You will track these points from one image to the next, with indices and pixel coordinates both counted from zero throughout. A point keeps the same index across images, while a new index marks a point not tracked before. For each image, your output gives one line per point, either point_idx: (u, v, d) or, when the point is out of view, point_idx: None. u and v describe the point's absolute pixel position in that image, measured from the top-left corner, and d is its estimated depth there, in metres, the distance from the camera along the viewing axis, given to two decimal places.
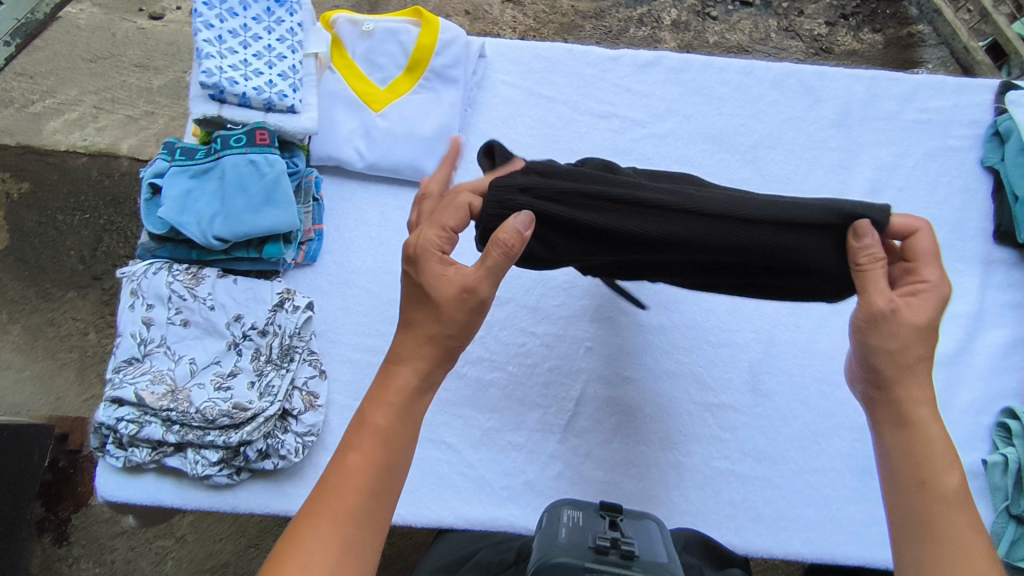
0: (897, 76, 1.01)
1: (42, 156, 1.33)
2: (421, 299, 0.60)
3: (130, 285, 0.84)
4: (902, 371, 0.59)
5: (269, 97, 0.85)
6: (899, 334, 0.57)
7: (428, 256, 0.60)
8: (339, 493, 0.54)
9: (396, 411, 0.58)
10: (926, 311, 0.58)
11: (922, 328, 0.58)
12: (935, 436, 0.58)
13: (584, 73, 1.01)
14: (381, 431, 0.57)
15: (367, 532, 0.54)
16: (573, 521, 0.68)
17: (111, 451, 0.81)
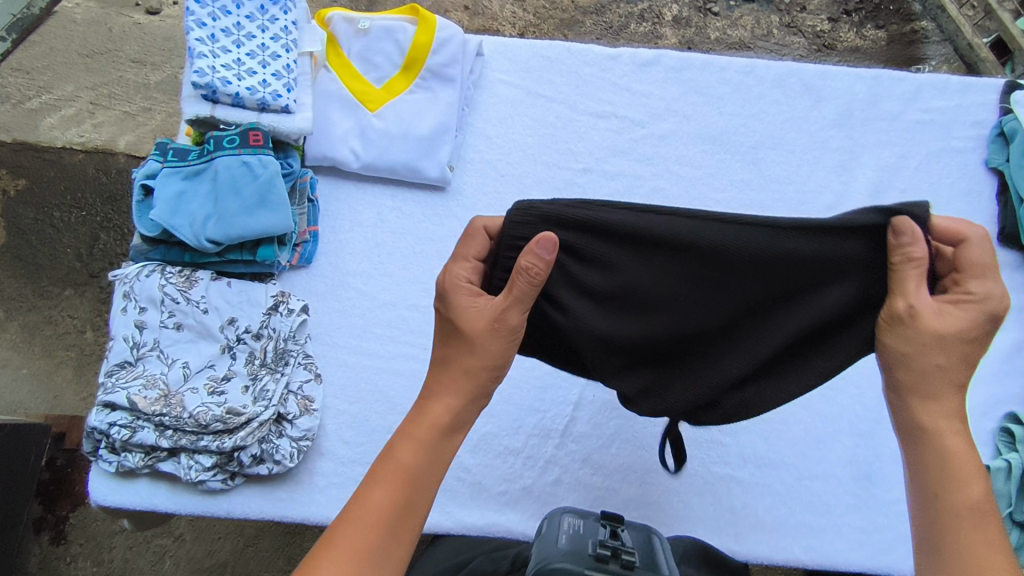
0: (901, 75, 0.99)
1: (39, 153, 1.32)
2: (451, 335, 0.60)
3: (122, 288, 0.82)
4: (935, 381, 0.56)
5: (263, 97, 0.84)
6: (916, 339, 0.55)
7: (456, 290, 0.59)
8: (360, 523, 0.53)
9: (424, 448, 0.57)
10: (969, 321, 0.55)
11: (963, 335, 0.55)
12: (963, 450, 0.55)
13: (583, 71, 0.99)
14: (408, 465, 0.56)
15: (382, 568, 0.53)
16: (572, 529, 0.69)
17: (104, 455, 0.80)
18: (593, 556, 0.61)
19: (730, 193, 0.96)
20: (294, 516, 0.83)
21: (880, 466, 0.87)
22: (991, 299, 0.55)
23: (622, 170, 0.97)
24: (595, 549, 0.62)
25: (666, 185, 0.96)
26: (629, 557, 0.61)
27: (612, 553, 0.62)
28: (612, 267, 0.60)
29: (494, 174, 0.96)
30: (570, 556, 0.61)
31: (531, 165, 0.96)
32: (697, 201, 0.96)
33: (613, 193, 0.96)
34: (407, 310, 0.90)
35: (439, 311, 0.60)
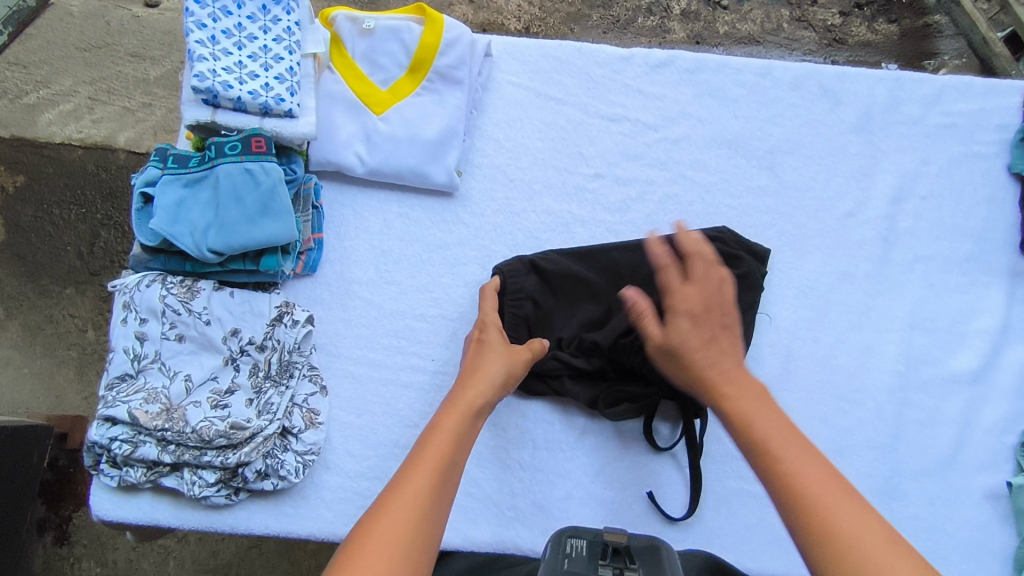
0: (922, 77, 0.97)
1: (38, 149, 1.29)
2: (484, 356, 0.75)
3: (122, 298, 0.80)
4: (712, 357, 0.65)
5: (266, 102, 0.81)
6: (682, 344, 0.66)
7: (491, 329, 0.79)
8: (422, 469, 0.58)
9: (465, 422, 0.65)
10: (691, 318, 0.67)
11: (694, 332, 0.66)
12: (759, 396, 0.62)
13: (594, 73, 0.97)
14: (454, 433, 0.63)
15: (441, 514, 0.57)
16: (574, 552, 0.65)
17: (105, 470, 0.78)
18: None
19: (746, 199, 0.94)
20: (300, 531, 0.81)
21: (899, 482, 0.85)
22: (688, 290, 0.68)
23: (635, 175, 0.94)
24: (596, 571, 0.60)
25: (679, 191, 0.94)
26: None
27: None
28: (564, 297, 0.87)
29: (503, 180, 0.93)
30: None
31: (541, 169, 0.94)
32: (712, 207, 0.93)
33: (625, 198, 0.93)
34: (414, 319, 0.88)
35: (474, 341, 0.78)
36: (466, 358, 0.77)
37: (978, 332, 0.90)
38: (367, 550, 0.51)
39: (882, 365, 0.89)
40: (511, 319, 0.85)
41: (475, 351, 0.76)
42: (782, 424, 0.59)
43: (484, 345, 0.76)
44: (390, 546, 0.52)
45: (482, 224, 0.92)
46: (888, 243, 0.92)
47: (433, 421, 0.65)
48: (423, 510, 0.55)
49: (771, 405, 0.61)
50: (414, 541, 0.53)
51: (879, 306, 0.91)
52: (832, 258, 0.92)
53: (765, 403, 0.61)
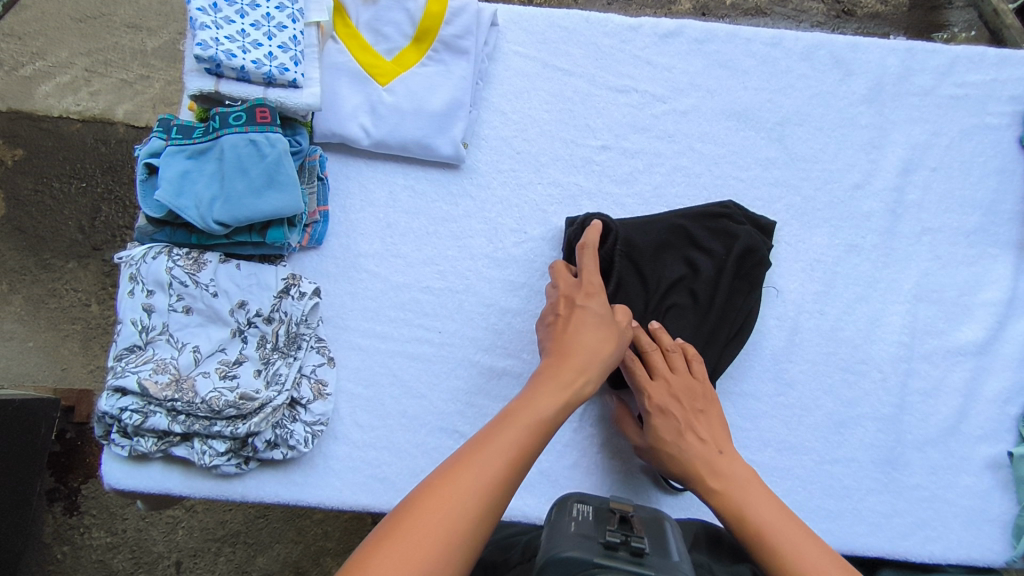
0: (934, 47, 0.95)
1: (36, 122, 1.28)
2: (591, 329, 0.75)
3: (128, 270, 0.80)
4: (709, 462, 0.75)
5: (270, 71, 0.80)
6: (664, 437, 0.77)
7: (596, 298, 0.78)
8: (501, 450, 0.59)
9: (557, 401, 0.66)
10: (662, 412, 0.77)
11: (670, 425, 0.77)
12: (760, 494, 0.71)
13: (602, 43, 0.95)
14: (542, 414, 0.64)
15: (511, 493, 0.58)
16: (581, 516, 0.65)
17: (115, 440, 0.79)
18: (603, 542, 0.61)
19: (754, 171, 0.93)
20: (309, 499, 0.82)
21: (901, 451, 0.86)
22: (658, 382, 0.79)
23: (643, 147, 0.93)
24: (605, 536, 0.61)
25: (687, 163, 0.93)
26: (638, 543, 0.60)
27: (622, 539, 0.61)
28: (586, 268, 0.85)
29: (510, 152, 0.93)
30: (577, 542, 0.60)
31: (547, 141, 0.93)
32: (719, 179, 0.93)
33: (633, 170, 0.93)
34: (420, 292, 0.88)
35: (578, 305, 0.77)
36: (567, 322, 0.76)
37: (984, 305, 0.90)
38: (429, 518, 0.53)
39: (887, 337, 0.89)
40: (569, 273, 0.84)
41: (577, 319, 0.76)
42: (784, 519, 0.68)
43: (589, 316, 0.76)
44: (453, 519, 0.53)
45: (488, 197, 0.91)
46: (896, 216, 0.92)
47: (527, 397, 0.67)
48: (491, 489, 0.56)
49: (771, 502, 0.70)
50: (479, 517, 0.54)
51: (886, 279, 0.91)
52: (839, 231, 0.91)
53: (770, 501, 0.70)
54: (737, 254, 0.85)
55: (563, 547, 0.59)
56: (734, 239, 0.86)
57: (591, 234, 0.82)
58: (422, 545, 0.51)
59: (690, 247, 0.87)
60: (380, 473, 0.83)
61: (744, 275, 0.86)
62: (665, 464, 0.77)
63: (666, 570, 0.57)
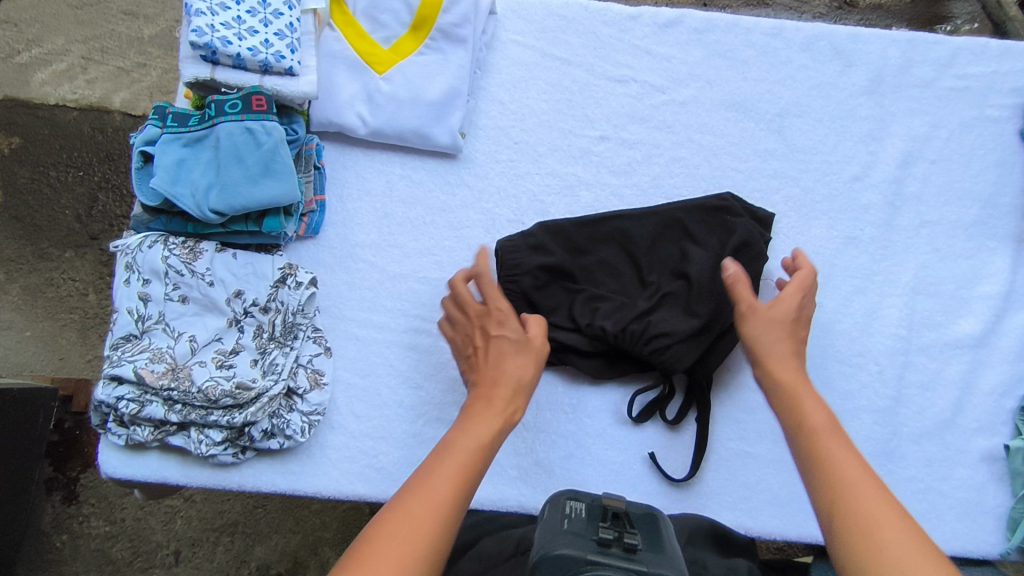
0: (935, 39, 0.95)
1: (32, 110, 1.27)
2: (506, 349, 0.72)
3: (124, 259, 0.80)
4: (804, 408, 0.66)
5: (266, 59, 0.79)
6: (778, 330, 0.73)
7: (506, 320, 0.74)
8: (441, 476, 0.57)
9: (492, 428, 0.64)
10: (790, 322, 0.74)
11: (790, 333, 0.74)
12: (851, 461, 0.60)
13: (601, 33, 0.95)
14: (472, 441, 0.61)
15: (453, 524, 0.54)
16: (574, 514, 0.65)
17: (112, 429, 0.79)
18: (596, 539, 0.60)
19: (753, 163, 0.92)
20: (306, 489, 0.82)
21: (896, 444, 0.86)
22: (794, 299, 0.76)
23: (642, 138, 0.93)
24: (598, 533, 0.61)
25: (686, 154, 0.92)
26: (631, 539, 0.60)
27: (615, 535, 0.61)
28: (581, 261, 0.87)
29: (508, 142, 0.92)
30: (570, 539, 0.60)
31: (546, 131, 0.93)
32: (719, 171, 0.92)
33: (631, 161, 0.92)
34: (417, 282, 0.88)
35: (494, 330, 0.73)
36: (486, 351, 0.73)
37: (982, 298, 0.90)
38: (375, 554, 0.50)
39: (884, 330, 0.89)
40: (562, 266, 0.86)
41: (495, 347, 0.72)
42: (879, 497, 0.56)
43: (504, 338, 0.73)
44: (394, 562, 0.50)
45: (486, 187, 0.91)
46: (895, 208, 0.92)
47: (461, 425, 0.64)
48: (432, 521, 0.53)
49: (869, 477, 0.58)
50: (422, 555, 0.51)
51: (884, 272, 0.90)
52: (838, 223, 0.91)
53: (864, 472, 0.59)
54: (732, 247, 0.85)
55: (556, 544, 0.59)
56: (733, 232, 0.86)
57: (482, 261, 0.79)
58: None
59: (688, 241, 0.87)
60: (377, 462, 0.83)
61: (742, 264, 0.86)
62: (762, 369, 0.71)
63: (661, 566, 0.57)
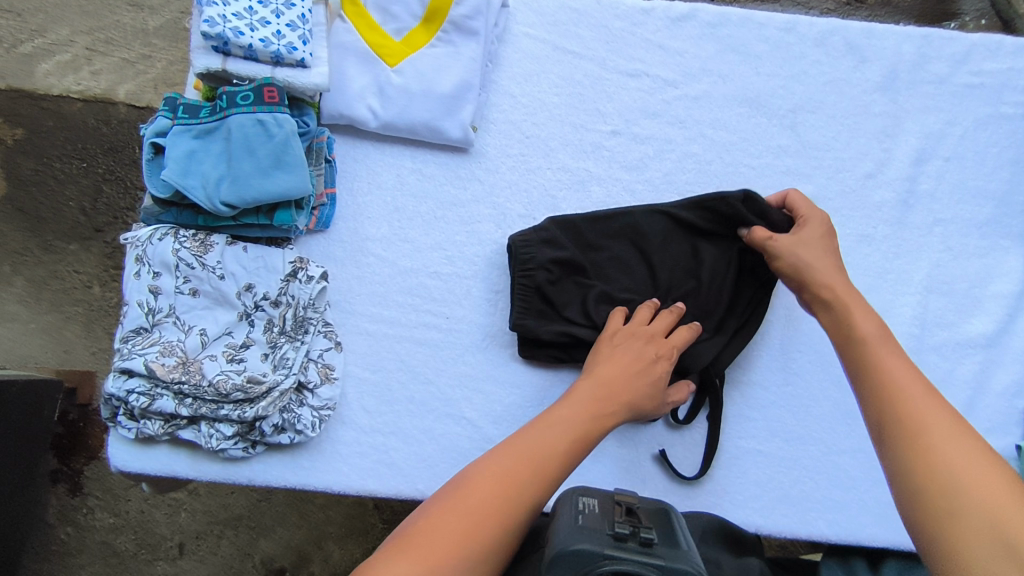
0: (951, 35, 0.94)
1: (36, 100, 1.26)
2: (648, 391, 0.76)
3: (134, 252, 0.80)
4: (860, 327, 0.69)
5: (277, 50, 0.78)
6: (812, 259, 0.77)
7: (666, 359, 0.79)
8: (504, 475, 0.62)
9: (570, 442, 0.67)
10: (811, 248, 0.78)
11: (822, 260, 0.77)
12: (905, 373, 0.62)
13: (613, 26, 0.94)
14: (568, 440, 0.67)
15: (508, 520, 0.60)
16: (588, 509, 0.64)
17: (122, 422, 0.79)
18: (612, 534, 0.60)
19: (766, 159, 0.92)
20: (315, 483, 0.82)
21: None
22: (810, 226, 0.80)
23: (654, 133, 0.92)
24: (614, 527, 0.60)
25: (698, 150, 0.92)
26: (647, 534, 0.60)
27: (631, 530, 0.61)
28: (593, 256, 0.87)
29: (520, 136, 0.92)
30: (588, 534, 0.59)
31: (557, 126, 0.92)
32: (731, 167, 0.92)
33: (643, 157, 0.91)
34: (427, 277, 0.87)
35: (651, 359, 0.78)
36: (635, 371, 0.76)
37: (995, 297, 0.90)
38: (435, 529, 0.57)
39: (897, 328, 0.88)
40: (572, 261, 0.86)
41: (645, 369, 0.77)
42: (932, 407, 0.58)
43: (651, 369, 0.77)
44: (469, 525, 0.58)
45: (497, 181, 0.90)
46: (908, 206, 0.91)
47: (554, 417, 0.69)
48: (485, 517, 0.59)
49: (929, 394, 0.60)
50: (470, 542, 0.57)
51: (897, 269, 0.90)
52: (850, 220, 0.91)
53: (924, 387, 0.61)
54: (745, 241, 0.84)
55: (575, 539, 0.59)
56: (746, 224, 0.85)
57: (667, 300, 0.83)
58: (422, 554, 0.55)
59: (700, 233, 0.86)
60: (387, 457, 0.83)
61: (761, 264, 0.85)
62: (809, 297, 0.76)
63: (678, 561, 0.58)
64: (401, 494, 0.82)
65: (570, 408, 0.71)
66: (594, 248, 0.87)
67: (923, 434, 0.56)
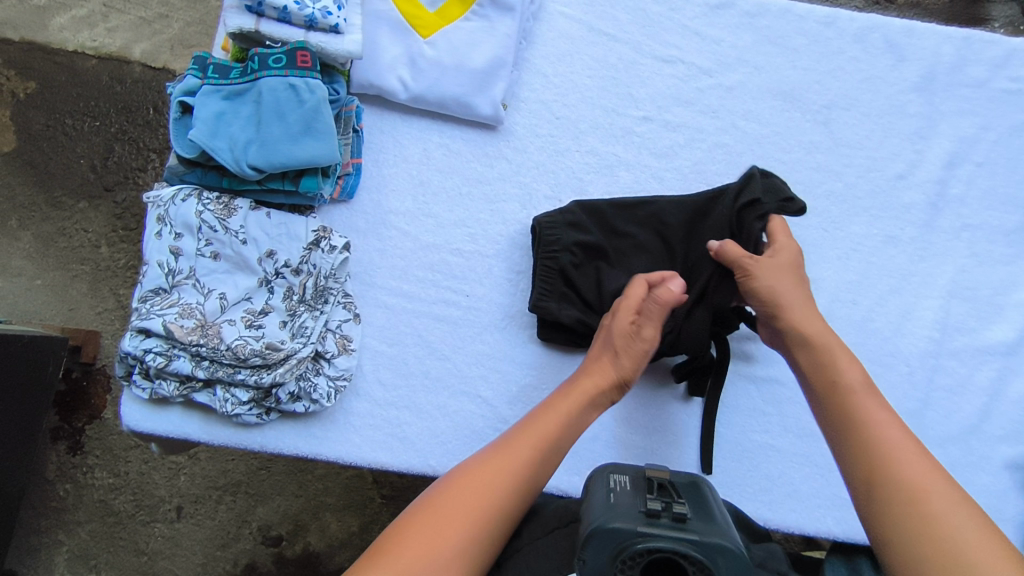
0: (991, 38, 0.93)
1: (49, 55, 1.25)
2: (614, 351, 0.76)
3: (156, 211, 0.79)
4: (843, 372, 0.71)
5: (312, 13, 0.77)
6: (786, 281, 0.77)
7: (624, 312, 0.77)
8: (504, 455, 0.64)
9: (558, 424, 0.69)
10: (786, 273, 0.78)
11: (786, 277, 0.78)
12: (877, 410, 0.67)
13: (650, 10, 0.92)
14: (559, 426, 0.69)
15: (509, 496, 0.62)
16: (619, 486, 0.64)
17: (137, 381, 0.78)
18: (645, 511, 0.59)
19: (797, 154, 0.91)
20: (327, 454, 0.81)
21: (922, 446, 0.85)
22: (782, 244, 0.80)
23: (685, 122, 0.91)
24: (645, 503, 0.59)
25: (729, 140, 0.91)
26: (679, 509, 0.59)
27: (663, 506, 0.60)
28: (615, 240, 0.86)
29: (549, 116, 0.90)
30: (620, 511, 0.58)
31: (588, 109, 0.91)
32: (761, 160, 0.90)
33: (673, 144, 0.90)
34: (450, 254, 0.87)
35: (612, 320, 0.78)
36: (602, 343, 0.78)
37: (1017, 306, 0.89)
38: (456, 500, 0.60)
39: (918, 331, 0.88)
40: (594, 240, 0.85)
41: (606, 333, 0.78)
42: (904, 443, 0.63)
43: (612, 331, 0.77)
44: (478, 500, 0.60)
45: (524, 161, 0.89)
46: (936, 209, 0.90)
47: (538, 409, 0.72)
48: (492, 497, 0.61)
49: (913, 450, 0.63)
50: (480, 515, 0.59)
51: (921, 273, 0.89)
52: (878, 221, 0.90)
53: (909, 446, 0.63)
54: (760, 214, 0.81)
55: (607, 516, 0.58)
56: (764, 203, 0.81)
57: (658, 274, 0.81)
58: (443, 523, 0.58)
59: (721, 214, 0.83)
60: (401, 431, 0.82)
61: (749, 238, 0.82)
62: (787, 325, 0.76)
63: (713, 534, 0.56)
64: (413, 468, 0.82)
65: (573, 398, 0.72)
66: (616, 232, 0.86)
67: (894, 463, 0.62)
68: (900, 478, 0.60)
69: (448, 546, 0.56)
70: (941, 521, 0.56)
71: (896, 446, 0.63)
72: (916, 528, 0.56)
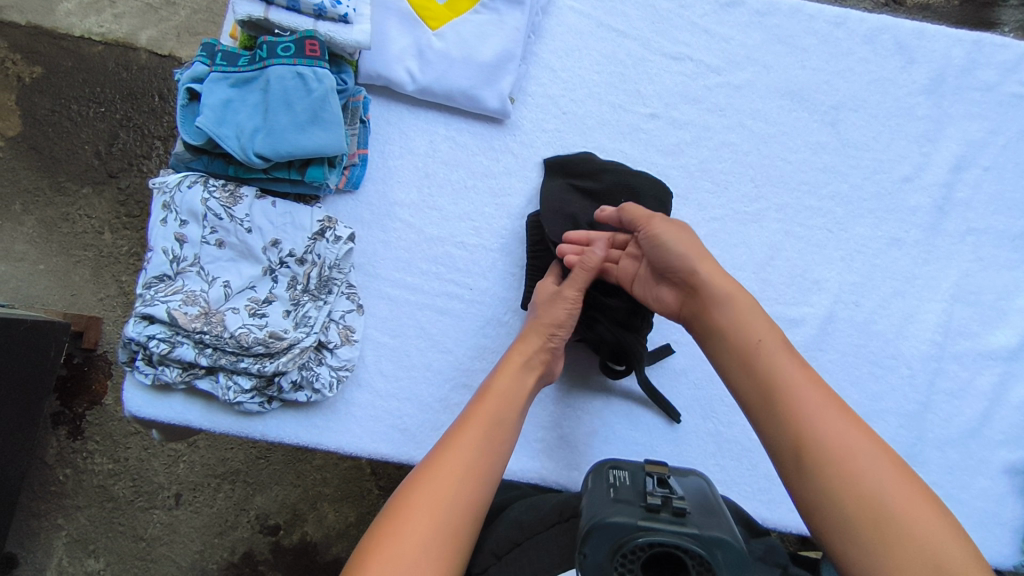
0: (1002, 42, 0.92)
1: (55, 40, 1.24)
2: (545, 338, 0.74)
3: (162, 198, 0.79)
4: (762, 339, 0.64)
5: (321, 2, 0.77)
6: (693, 244, 0.71)
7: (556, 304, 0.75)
8: (452, 456, 0.61)
9: (495, 413, 0.66)
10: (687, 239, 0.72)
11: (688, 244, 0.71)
12: (804, 381, 0.61)
13: (660, 7, 0.92)
14: (496, 414, 0.66)
15: (462, 496, 0.59)
16: (619, 482, 0.64)
17: (140, 367, 0.78)
18: (645, 505, 0.59)
19: (804, 155, 0.91)
20: (327, 444, 0.82)
21: (921, 449, 0.85)
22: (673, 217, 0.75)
23: (693, 119, 0.91)
24: (646, 498, 0.60)
25: (736, 139, 0.91)
26: (679, 504, 0.59)
27: (663, 501, 0.60)
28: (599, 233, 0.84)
29: (557, 111, 0.90)
30: (621, 508, 0.58)
31: (595, 105, 0.90)
32: (768, 159, 0.90)
33: (680, 142, 0.90)
34: (454, 247, 0.87)
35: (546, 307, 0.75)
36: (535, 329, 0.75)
37: (1020, 311, 0.89)
38: (418, 506, 0.57)
39: (920, 334, 0.88)
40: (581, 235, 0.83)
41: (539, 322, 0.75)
42: (838, 422, 0.58)
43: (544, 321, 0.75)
44: (438, 504, 0.58)
45: (531, 156, 0.89)
46: (942, 212, 0.90)
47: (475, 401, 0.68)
48: (445, 500, 0.58)
49: (847, 427, 0.58)
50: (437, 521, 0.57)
51: (925, 276, 0.89)
52: (883, 223, 0.90)
53: (842, 424, 0.58)
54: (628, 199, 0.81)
55: (608, 513, 0.58)
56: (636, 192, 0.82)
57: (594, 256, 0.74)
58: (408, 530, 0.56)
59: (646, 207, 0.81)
60: (401, 423, 0.82)
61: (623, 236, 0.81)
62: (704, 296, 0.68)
63: (712, 529, 0.57)
64: (412, 460, 0.82)
65: (506, 376, 0.70)
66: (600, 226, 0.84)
67: (832, 448, 0.56)
68: (847, 471, 0.55)
69: (414, 555, 0.54)
70: (897, 520, 0.52)
71: (833, 431, 0.58)
72: (874, 531, 0.52)
